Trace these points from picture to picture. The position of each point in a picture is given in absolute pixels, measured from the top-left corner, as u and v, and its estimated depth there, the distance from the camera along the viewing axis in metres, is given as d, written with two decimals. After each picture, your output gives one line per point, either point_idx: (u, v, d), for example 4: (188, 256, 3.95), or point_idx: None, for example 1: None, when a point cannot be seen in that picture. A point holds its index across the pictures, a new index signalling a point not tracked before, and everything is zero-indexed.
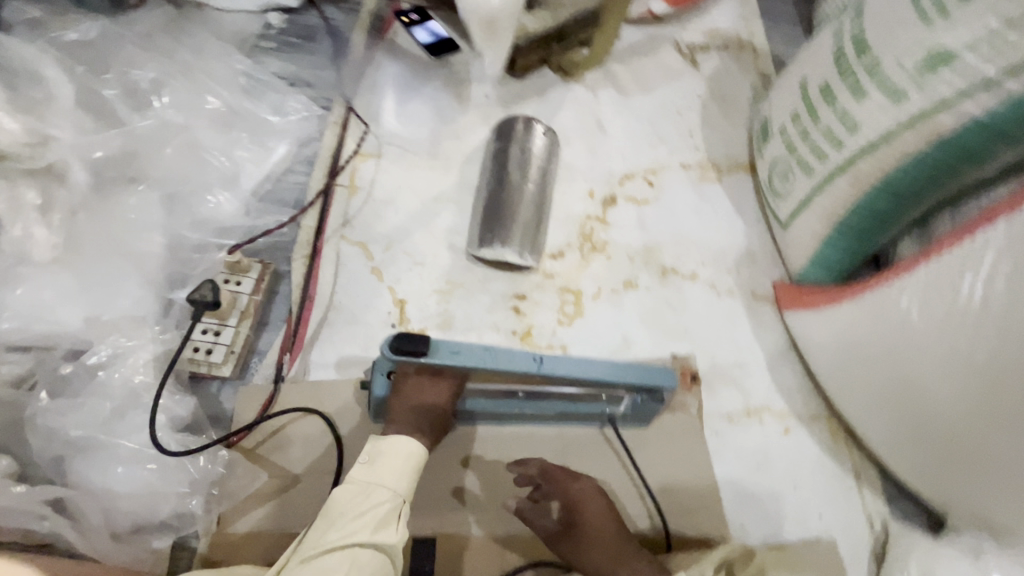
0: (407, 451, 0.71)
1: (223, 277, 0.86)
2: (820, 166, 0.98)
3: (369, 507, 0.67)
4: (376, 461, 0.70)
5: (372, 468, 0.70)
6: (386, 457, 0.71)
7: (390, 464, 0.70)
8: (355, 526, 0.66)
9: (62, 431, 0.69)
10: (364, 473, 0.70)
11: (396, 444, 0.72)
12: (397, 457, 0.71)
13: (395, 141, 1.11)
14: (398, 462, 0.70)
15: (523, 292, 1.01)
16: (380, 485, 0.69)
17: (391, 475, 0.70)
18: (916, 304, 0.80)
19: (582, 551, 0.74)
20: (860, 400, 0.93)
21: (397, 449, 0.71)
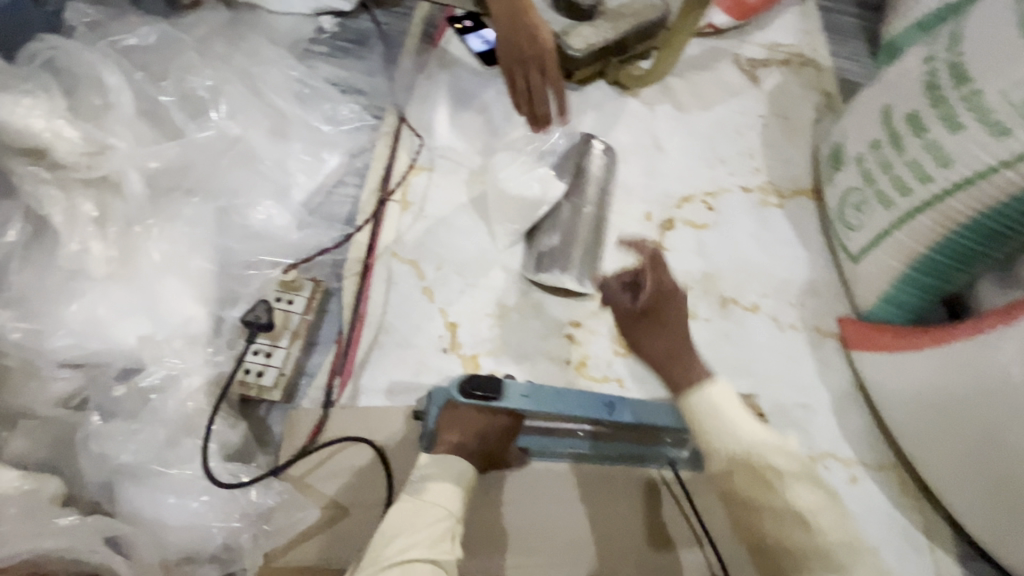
0: (461, 471, 0.68)
1: (275, 295, 0.83)
2: (902, 200, 0.92)
3: (423, 525, 0.62)
4: (430, 479, 0.66)
5: (424, 486, 0.65)
6: (440, 473, 0.67)
7: (445, 481, 0.66)
8: (411, 542, 0.61)
9: (115, 457, 0.67)
10: (417, 489, 0.65)
11: (448, 461, 0.68)
12: (450, 472, 0.67)
13: (448, 154, 1.07)
14: (451, 478, 0.67)
15: (577, 319, 0.96)
16: (434, 501, 0.64)
17: (444, 492, 0.65)
18: (1016, 360, 0.74)
19: (651, 336, 0.67)
20: (934, 453, 0.87)
21: (449, 469, 0.67)
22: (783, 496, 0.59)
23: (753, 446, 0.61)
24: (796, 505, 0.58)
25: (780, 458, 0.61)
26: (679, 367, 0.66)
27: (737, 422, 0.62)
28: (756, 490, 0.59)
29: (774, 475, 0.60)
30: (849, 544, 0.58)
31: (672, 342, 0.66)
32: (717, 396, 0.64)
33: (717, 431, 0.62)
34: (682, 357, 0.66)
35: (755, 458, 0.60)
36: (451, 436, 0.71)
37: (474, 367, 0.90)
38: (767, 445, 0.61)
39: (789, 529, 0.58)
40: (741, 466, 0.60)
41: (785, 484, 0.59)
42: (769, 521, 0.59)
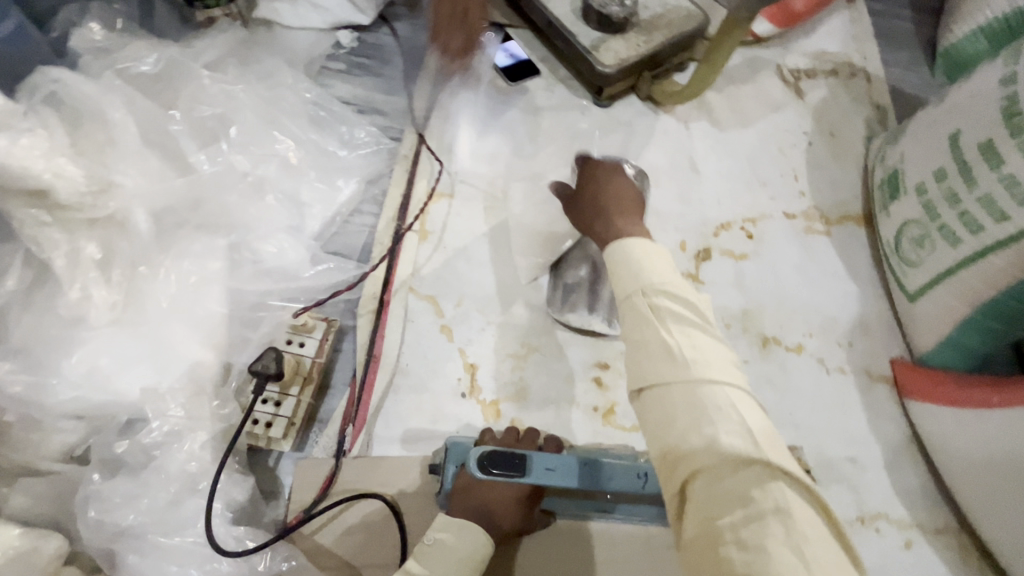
0: (475, 545, 0.62)
1: (286, 337, 0.78)
2: (971, 238, 0.83)
3: None
4: (442, 548, 0.61)
5: (437, 556, 0.61)
6: (453, 544, 0.62)
7: (457, 552, 0.61)
8: None
9: (116, 521, 0.63)
10: (427, 559, 0.61)
11: (466, 534, 0.62)
12: (462, 545, 0.62)
13: (468, 179, 1.01)
14: (465, 554, 0.61)
15: (605, 361, 0.89)
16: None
17: (452, 565, 0.60)
18: None
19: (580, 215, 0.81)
20: (1004, 526, 0.77)
21: (461, 541, 0.62)
22: (662, 333, 0.58)
23: (650, 285, 0.62)
24: (671, 342, 0.57)
25: (671, 303, 0.60)
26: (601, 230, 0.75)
27: (644, 264, 0.64)
28: (641, 327, 0.60)
29: (664, 315, 0.59)
30: (720, 384, 0.55)
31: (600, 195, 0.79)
32: (635, 245, 0.66)
33: (619, 274, 0.65)
34: (603, 221, 0.76)
35: (650, 297, 0.61)
36: (466, 506, 0.66)
37: (494, 413, 0.84)
38: (667, 287, 0.62)
39: (663, 366, 0.56)
40: (635, 306, 0.61)
41: (668, 325, 0.59)
42: (648, 361, 0.58)
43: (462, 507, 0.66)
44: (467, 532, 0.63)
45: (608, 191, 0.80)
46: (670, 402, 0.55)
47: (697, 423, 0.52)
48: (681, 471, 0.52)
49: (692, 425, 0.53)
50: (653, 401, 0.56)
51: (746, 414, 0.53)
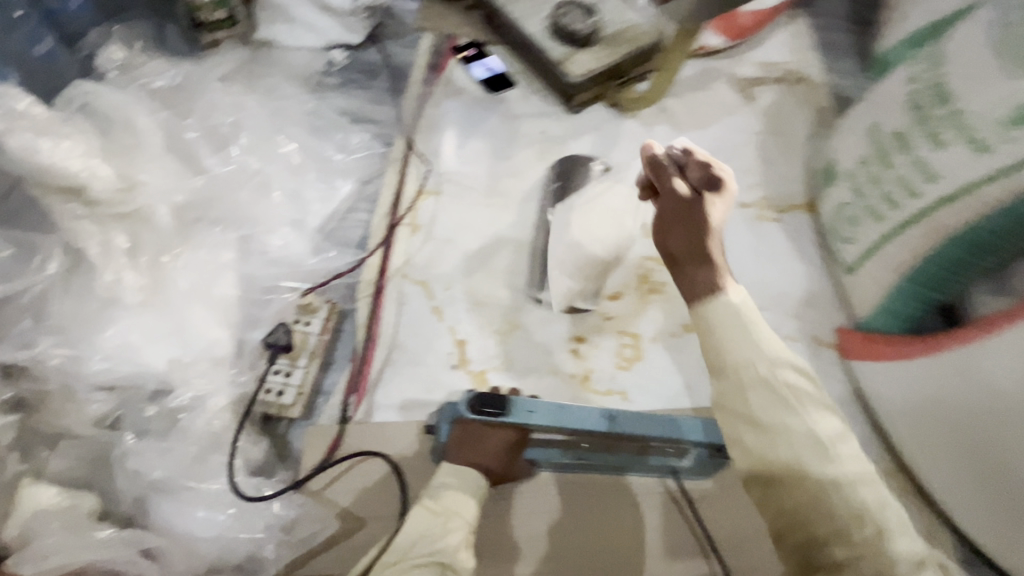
0: (475, 485, 0.75)
1: (294, 317, 0.88)
2: (891, 214, 0.96)
3: (446, 531, 0.70)
4: (449, 487, 0.74)
5: (445, 494, 0.73)
6: (458, 484, 0.74)
7: (464, 491, 0.74)
8: (438, 546, 0.68)
9: (150, 473, 0.72)
10: (439, 496, 0.73)
11: (467, 477, 0.75)
12: (466, 486, 0.74)
13: (454, 179, 1.12)
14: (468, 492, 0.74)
15: (581, 334, 1.00)
16: (455, 511, 0.72)
17: (463, 503, 0.73)
18: (1000, 365, 0.77)
19: (678, 233, 0.78)
20: (931, 460, 0.90)
21: (466, 482, 0.74)
22: (804, 420, 0.65)
23: (779, 360, 0.68)
24: (818, 431, 0.65)
25: (798, 384, 0.68)
26: (694, 265, 0.76)
27: (760, 336, 0.70)
28: (772, 406, 0.66)
29: (791, 394, 0.67)
30: (863, 478, 0.63)
31: (708, 227, 0.77)
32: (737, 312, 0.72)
33: (730, 341, 0.70)
34: (702, 253, 0.76)
35: (776, 373, 0.68)
36: (463, 455, 0.77)
37: (482, 382, 0.94)
38: (793, 364, 0.69)
39: (802, 443, 0.64)
40: (762, 381, 0.68)
41: (809, 412, 0.66)
42: (790, 448, 0.64)
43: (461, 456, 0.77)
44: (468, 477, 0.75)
45: (717, 228, 0.77)
46: (819, 493, 0.62)
47: (858, 516, 0.60)
48: (828, 554, 0.60)
49: (849, 514, 0.61)
50: (799, 487, 0.63)
51: (886, 504, 0.62)
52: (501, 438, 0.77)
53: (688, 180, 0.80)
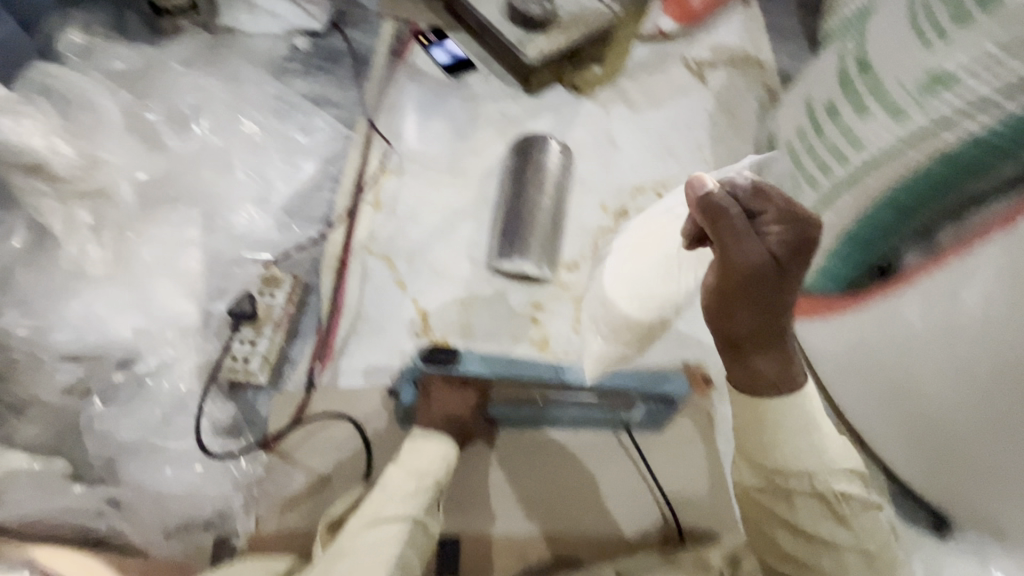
0: (443, 452, 0.76)
1: (258, 290, 0.91)
2: (824, 180, 1.03)
3: (419, 490, 0.72)
4: (418, 453, 0.75)
5: (414, 459, 0.74)
6: (429, 452, 0.75)
7: (433, 457, 0.75)
8: (410, 504, 0.70)
9: (118, 435, 0.75)
10: (408, 459, 0.74)
11: (436, 443, 0.77)
12: (434, 452, 0.76)
13: (415, 158, 1.16)
14: (438, 457, 0.76)
15: (539, 302, 1.05)
16: (424, 474, 0.73)
17: (436, 465, 0.75)
18: (916, 312, 0.84)
19: (750, 308, 0.62)
20: (865, 406, 0.98)
21: (436, 443, 0.76)
22: (851, 530, 0.62)
23: (836, 467, 0.62)
24: (866, 542, 0.61)
25: (855, 492, 0.63)
26: (766, 352, 0.63)
27: (819, 435, 0.63)
28: (828, 523, 0.62)
29: (850, 510, 0.62)
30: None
31: (781, 303, 0.62)
32: (804, 413, 0.63)
33: (795, 452, 0.62)
34: (774, 332, 0.63)
35: (837, 490, 0.62)
36: (429, 419, 0.81)
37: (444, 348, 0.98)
38: (850, 468, 0.63)
39: (847, 555, 0.61)
40: (814, 495, 0.63)
41: (857, 522, 0.62)
42: (829, 560, 0.62)
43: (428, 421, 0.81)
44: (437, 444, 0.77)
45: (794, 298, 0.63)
46: None
47: None
48: None
49: None
50: None
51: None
52: (462, 397, 0.83)
53: (770, 239, 0.60)
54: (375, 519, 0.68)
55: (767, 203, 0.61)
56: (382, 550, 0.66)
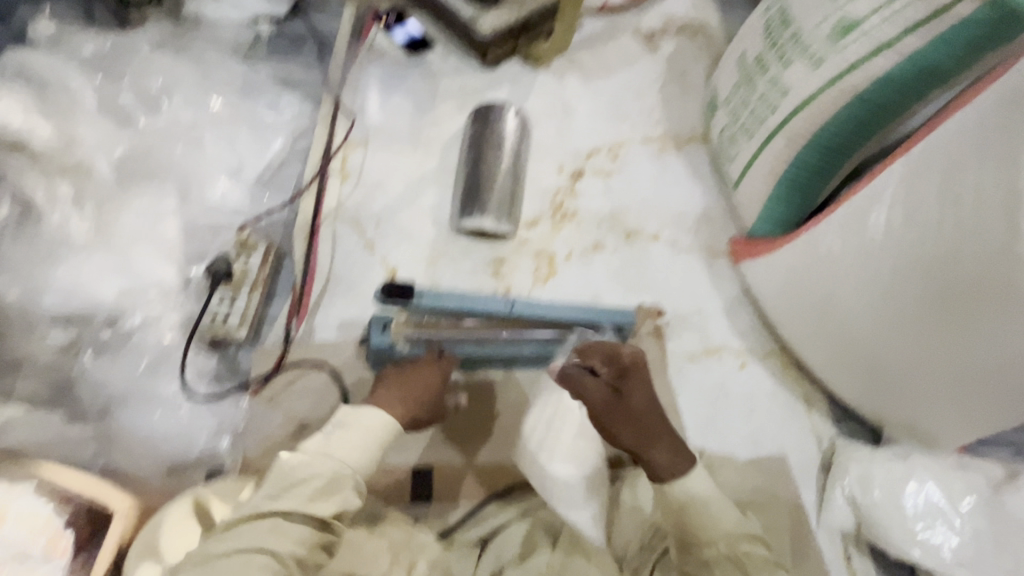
0: (368, 425, 0.71)
1: (234, 254, 0.95)
2: (759, 129, 1.09)
3: (307, 477, 0.65)
4: (334, 435, 0.69)
5: (327, 439, 0.69)
6: (348, 433, 0.70)
7: (354, 434, 0.70)
8: (288, 495, 0.63)
9: (111, 383, 0.84)
10: (318, 442, 0.69)
11: (365, 416, 0.72)
12: (356, 429, 0.70)
13: (380, 132, 1.22)
14: (353, 436, 0.70)
15: (501, 258, 1.13)
16: (332, 454, 0.67)
17: (342, 447, 0.68)
18: (836, 239, 0.92)
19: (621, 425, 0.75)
20: (802, 337, 1.04)
21: (361, 420, 0.71)
22: None
23: (735, 532, 0.69)
24: None
25: (752, 546, 0.69)
26: (660, 449, 0.73)
27: (717, 508, 0.70)
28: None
29: (753, 560, 0.68)
30: None
31: (647, 410, 0.75)
32: (698, 487, 0.71)
33: (700, 525, 0.70)
34: (651, 434, 0.74)
35: (733, 546, 0.68)
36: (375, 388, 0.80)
37: None
38: (748, 532, 0.70)
39: None
40: (728, 559, 0.68)
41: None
42: None
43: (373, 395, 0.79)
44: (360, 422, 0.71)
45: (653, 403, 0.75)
46: None
47: None
48: None
49: None
50: None
51: None
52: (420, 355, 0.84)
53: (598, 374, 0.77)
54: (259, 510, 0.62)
55: (594, 353, 0.79)
56: (250, 547, 0.58)
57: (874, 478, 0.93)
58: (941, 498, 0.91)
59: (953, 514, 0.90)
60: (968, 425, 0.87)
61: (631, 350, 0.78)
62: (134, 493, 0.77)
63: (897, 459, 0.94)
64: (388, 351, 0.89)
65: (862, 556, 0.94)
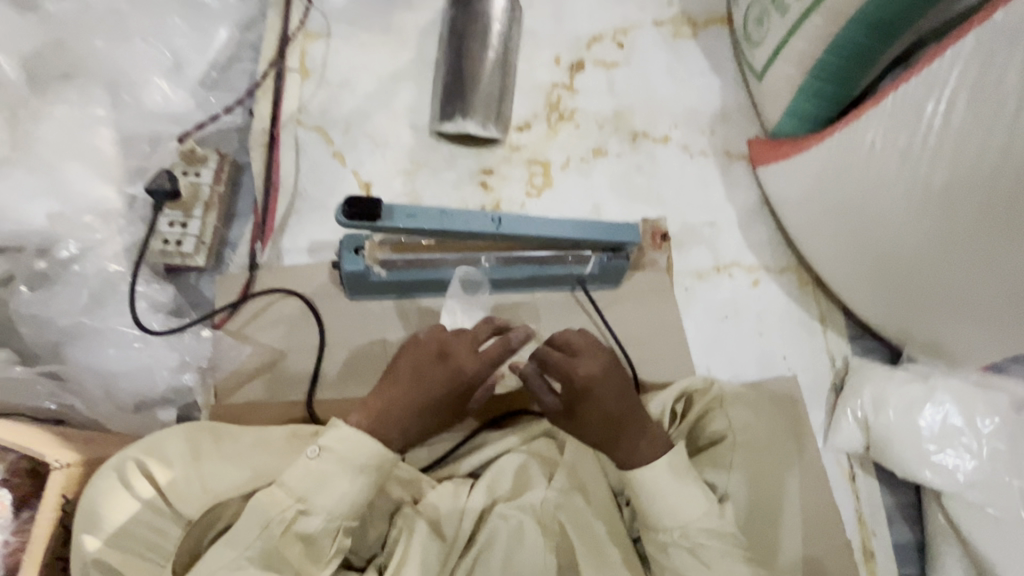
0: (359, 468, 0.57)
1: (181, 169, 0.86)
2: (794, 4, 0.90)
3: (287, 528, 0.55)
4: (317, 474, 0.56)
5: (308, 484, 0.55)
6: (335, 472, 0.56)
7: (345, 479, 0.56)
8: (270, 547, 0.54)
9: (54, 319, 0.75)
10: (299, 481, 0.55)
11: (356, 457, 0.57)
12: (346, 472, 0.56)
13: (343, 18, 1.03)
14: (343, 482, 0.56)
15: (489, 167, 0.99)
16: (315, 506, 0.55)
17: (327, 495, 0.56)
18: (880, 137, 0.79)
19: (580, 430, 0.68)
20: (823, 249, 0.93)
21: (360, 444, 0.57)
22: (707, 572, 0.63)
23: (691, 525, 0.64)
24: None
25: (712, 539, 0.64)
26: (622, 450, 0.66)
27: (681, 498, 0.64)
28: (691, 566, 0.63)
29: (711, 551, 0.63)
30: None
31: (610, 422, 0.65)
32: (665, 477, 0.65)
33: (657, 512, 0.65)
34: (617, 441, 0.66)
35: (689, 536, 0.64)
36: (391, 381, 0.64)
37: None
38: (710, 522, 0.64)
39: None
40: (682, 547, 0.64)
41: (715, 565, 0.63)
42: None
43: (385, 383, 0.64)
44: (344, 475, 0.56)
45: (615, 410, 0.65)
46: None
47: None
48: None
49: None
50: None
51: None
52: (448, 357, 0.64)
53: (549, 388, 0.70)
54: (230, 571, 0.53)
55: (550, 365, 0.66)
56: None
57: (890, 399, 0.87)
58: (962, 422, 0.85)
59: (971, 435, 0.85)
60: (994, 343, 0.80)
61: (588, 368, 0.64)
62: (78, 443, 0.60)
63: (918, 379, 0.88)
64: (363, 275, 0.80)
65: (867, 476, 0.92)
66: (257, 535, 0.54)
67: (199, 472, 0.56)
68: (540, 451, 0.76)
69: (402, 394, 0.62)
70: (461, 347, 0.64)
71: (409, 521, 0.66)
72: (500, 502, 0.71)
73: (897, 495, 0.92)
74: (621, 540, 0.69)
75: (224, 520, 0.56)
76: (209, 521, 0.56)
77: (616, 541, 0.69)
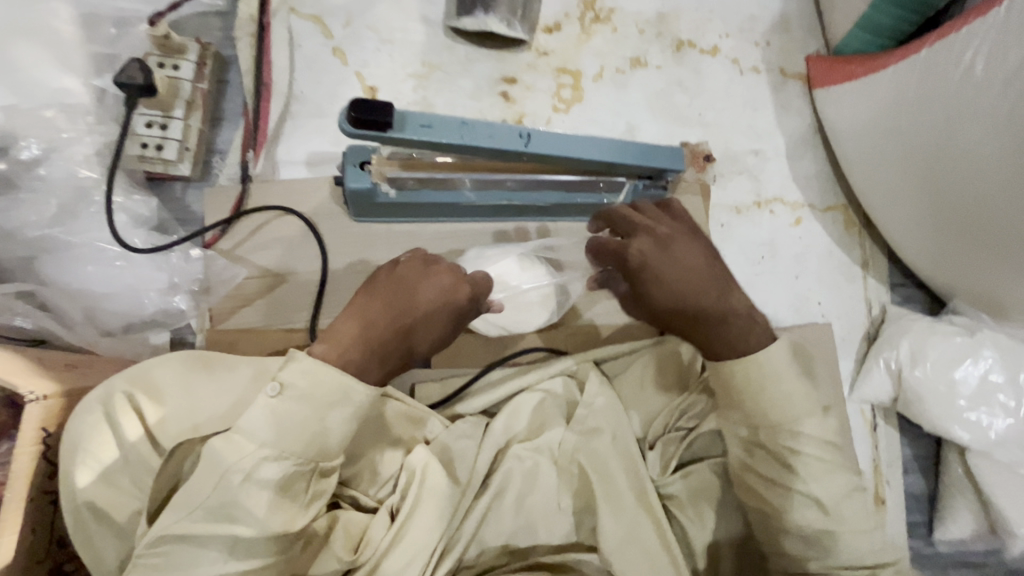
0: (335, 419, 0.53)
1: (156, 60, 0.74)
2: None
3: (248, 477, 0.50)
4: (278, 423, 0.51)
5: (272, 443, 0.51)
6: (308, 413, 0.52)
7: (321, 417, 0.52)
8: (228, 497, 0.50)
9: (21, 231, 0.66)
10: (261, 425, 0.51)
11: (332, 399, 0.52)
12: (315, 428, 0.52)
13: None
14: (318, 434, 0.52)
15: (512, 75, 0.87)
16: (292, 445, 0.52)
17: (298, 441, 0.52)
18: (982, 55, 0.67)
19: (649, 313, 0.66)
20: (879, 180, 0.83)
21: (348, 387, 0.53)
22: (794, 475, 0.61)
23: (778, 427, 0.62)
24: (810, 490, 0.61)
25: (801, 446, 0.62)
26: (697, 330, 0.62)
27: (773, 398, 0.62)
28: (773, 468, 0.62)
29: (800, 459, 0.61)
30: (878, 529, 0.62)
31: (680, 299, 0.61)
32: (748, 377, 0.62)
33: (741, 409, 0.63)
34: (693, 322, 0.62)
35: (774, 438, 0.62)
36: (374, 299, 0.56)
37: None
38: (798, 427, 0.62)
39: (786, 502, 0.61)
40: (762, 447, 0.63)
41: (801, 470, 0.61)
42: (773, 496, 0.62)
43: (363, 302, 0.57)
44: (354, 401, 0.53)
45: (686, 286, 0.61)
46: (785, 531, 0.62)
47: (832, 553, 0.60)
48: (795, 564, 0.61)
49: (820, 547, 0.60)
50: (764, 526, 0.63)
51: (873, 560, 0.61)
52: (437, 267, 0.60)
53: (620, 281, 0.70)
54: (187, 523, 0.49)
55: (607, 253, 0.66)
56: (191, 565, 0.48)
57: (928, 353, 0.82)
58: (1001, 378, 0.80)
59: (1011, 392, 0.80)
60: None
61: (641, 241, 0.63)
62: (56, 371, 0.56)
63: (963, 333, 0.82)
64: (369, 194, 0.71)
65: (889, 426, 0.89)
66: (214, 486, 0.49)
67: (189, 403, 0.56)
68: (562, 395, 0.72)
69: (417, 302, 0.57)
70: (444, 272, 0.59)
71: (423, 461, 0.62)
72: (515, 443, 0.67)
73: (916, 447, 0.90)
74: (640, 486, 0.65)
75: (195, 457, 0.53)
76: (184, 454, 0.53)
77: (638, 495, 0.64)
